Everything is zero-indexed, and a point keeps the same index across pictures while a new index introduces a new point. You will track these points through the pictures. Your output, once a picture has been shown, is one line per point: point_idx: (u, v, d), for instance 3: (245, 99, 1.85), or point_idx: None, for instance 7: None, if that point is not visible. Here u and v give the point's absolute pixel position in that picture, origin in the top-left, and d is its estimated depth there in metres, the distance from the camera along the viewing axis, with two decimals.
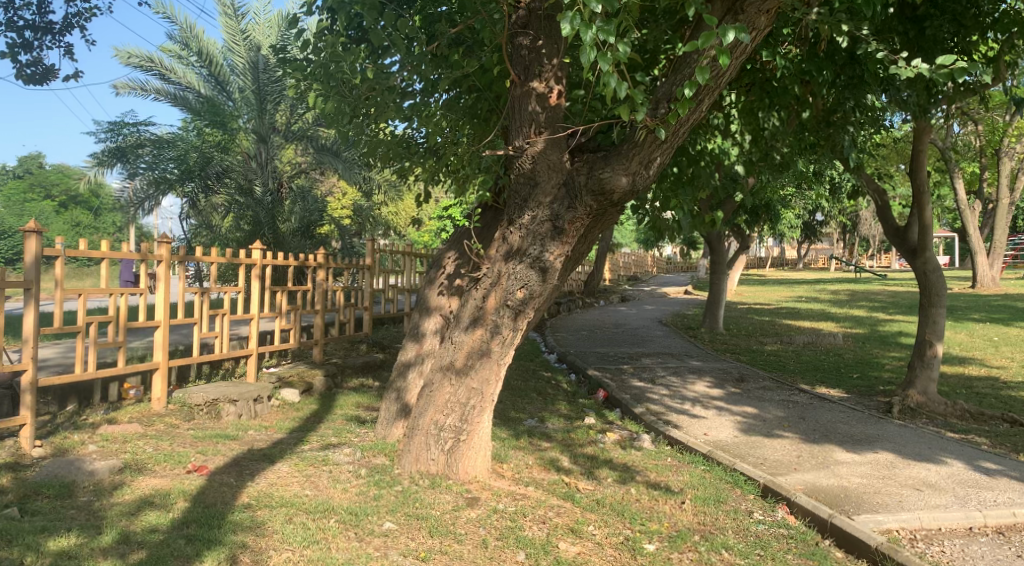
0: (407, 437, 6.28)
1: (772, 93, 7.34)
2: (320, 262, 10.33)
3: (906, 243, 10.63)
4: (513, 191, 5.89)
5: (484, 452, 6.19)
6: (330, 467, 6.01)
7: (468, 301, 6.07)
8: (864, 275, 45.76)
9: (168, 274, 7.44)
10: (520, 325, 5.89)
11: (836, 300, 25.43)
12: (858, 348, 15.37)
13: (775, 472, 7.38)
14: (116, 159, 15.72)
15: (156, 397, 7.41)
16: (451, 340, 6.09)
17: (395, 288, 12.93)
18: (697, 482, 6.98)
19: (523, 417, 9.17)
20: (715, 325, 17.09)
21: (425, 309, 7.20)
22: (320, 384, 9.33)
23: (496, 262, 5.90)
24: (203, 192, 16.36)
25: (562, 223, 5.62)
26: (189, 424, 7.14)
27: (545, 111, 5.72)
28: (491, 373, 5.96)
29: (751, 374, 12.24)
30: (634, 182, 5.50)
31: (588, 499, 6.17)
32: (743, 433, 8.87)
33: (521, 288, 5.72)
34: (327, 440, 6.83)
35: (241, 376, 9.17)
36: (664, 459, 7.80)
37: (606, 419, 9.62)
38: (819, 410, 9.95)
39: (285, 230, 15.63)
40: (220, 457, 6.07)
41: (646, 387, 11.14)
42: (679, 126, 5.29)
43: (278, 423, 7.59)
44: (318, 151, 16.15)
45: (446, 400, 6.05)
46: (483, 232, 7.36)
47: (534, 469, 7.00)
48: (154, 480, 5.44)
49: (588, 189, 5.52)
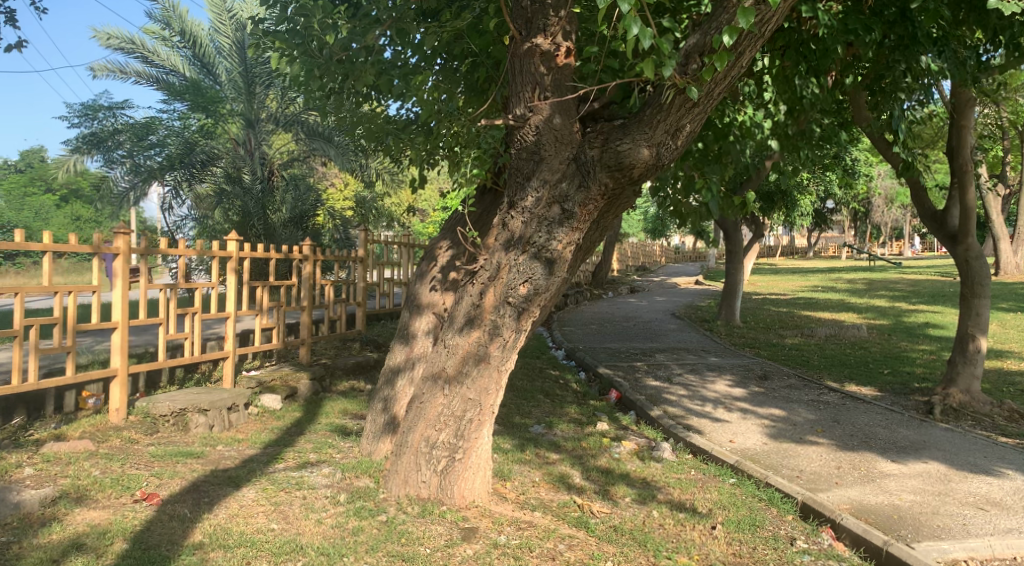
0: (394, 455, 5.44)
1: (812, 57, 6.43)
2: (307, 254, 9.49)
3: (945, 228, 9.60)
4: (514, 169, 5.05)
5: (484, 472, 5.35)
6: (304, 493, 5.16)
7: (462, 298, 5.21)
8: (878, 263, 44.78)
9: (126, 270, 6.54)
10: (524, 325, 5.05)
11: (853, 290, 24.44)
12: (884, 341, 14.46)
13: (815, 488, 6.51)
14: (94, 146, 15.35)
15: (114, 408, 6.57)
16: (443, 342, 5.24)
17: (390, 282, 12.07)
18: (727, 501, 6.12)
19: (529, 423, 8.31)
20: (731, 316, 16.22)
21: (416, 307, 6.34)
22: (305, 388, 8.49)
23: (495, 252, 5.05)
24: (188, 180, 15.26)
25: (572, 206, 4.77)
26: (151, 438, 6.32)
27: (551, 72, 4.84)
28: (492, 381, 5.13)
29: (775, 372, 11.36)
30: (659, 155, 4.65)
31: (605, 526, 5.34)
32: (773, 439, 7.99)
33: (524, 283, 4.89)
34: (306, 458, 5.98)
35: (217, 380, 8.33)
36: (686, 473, 6.96)
37: (620, 424, 8.76)
38: (854, 412, 9.07)
39: (275, 221, 14.82)
40: (176, 481, 5.22)
41: (662, 387, 10.27)
42: (714, 86, 4.45)
43: (253, 435, 6.74)
44: (312, 137, 15.29)
45: (438, 414, 5.23)
46: (480, 218, 6.48)
47: (542, 489, 6.14)
48: (93, 513, 4.61)
49: (603, 164, 4.67)
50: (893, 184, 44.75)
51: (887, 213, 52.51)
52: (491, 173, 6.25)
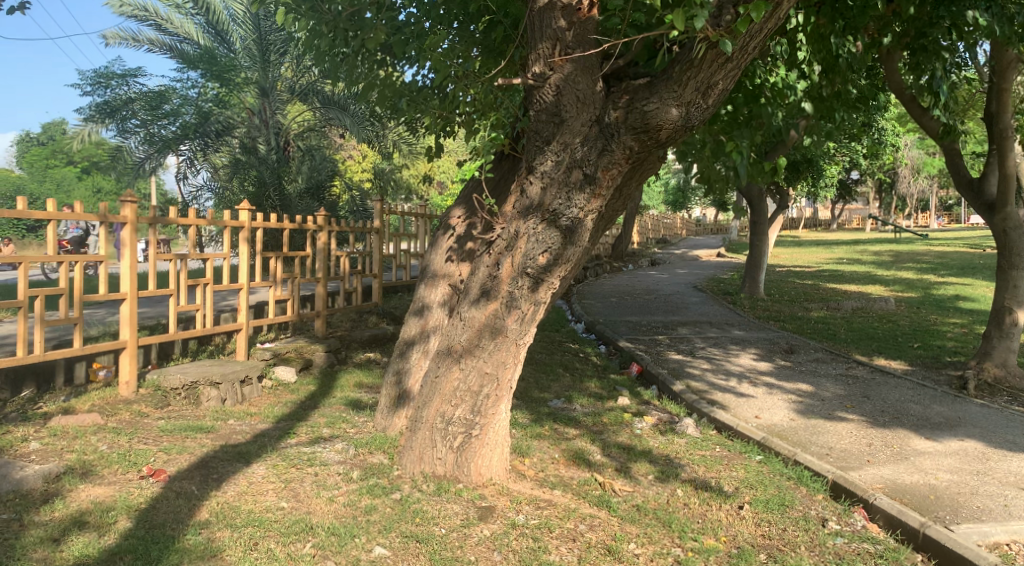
0: (409, 431, 5.25)
1: (849, 14, 6.20)
2: (321, 225, 9.28)
3: (982, 197, 9.29)
4: (534, 132, 4.81)
5: (502, 449, 5.16)
6: (316, 470, 4.98)
7: (478, 269, 5.02)
8: (904, 234, 43.93)
9: (134, 240, 6.36)
10: (542, 297, 4.82)
11: (880, 262, 23.92)
12: (912, 314, 14.07)
13: (845, 466, 6.26)
14: (107, 116, 15.15)
15: (123, 381, 6.42)
16: (459, 315, 5.04)
17: (407, 254, 11.88)
18: (754, 480, 5.89)
19: (548, 398, 8.10)
20: (754, 290, 15.88)
21: (430, 278, 6.12)
22: (320, 360, 8.34)
23: (512, 220, 4.83)
24: (202, 150, 15.33)
25: (593, 170, 4.50)
26: (162, 412, 6.18)
27: (573, 26, 4.55)
28: (509, 355, 4.92)
29: (801, 345, 11.06)
30: (688, 115, 4.34)
31: (628, 507, 5.13)
32: (800, 415, 7.74)
33: (543, 253, 4.65)
34: (318, 433, 5.81)
35: (231, 353, 8.21)
36: (711, 450, 6.74)
37: (642, 399, 8.52)
38: (884, 387, 8.77)
39: (291, 190, 14.64)
40: (184, 456, 5.07)
41: (684, 361, 10.03)
42: (749, 39, 4.15)
43: (266, 409, 6.58)
44: (327, 106, 14.96)
45: (454, 389, 5.03)
46: (496, 186, 6.19)
47: (561, 466, 5.94)
48: (97, 490, 4.46)
49: (628, 126, 4.38)
50: (920, 153, 43.76)
51: (914, 185, 51.42)
52: (508, 138, 5.95)
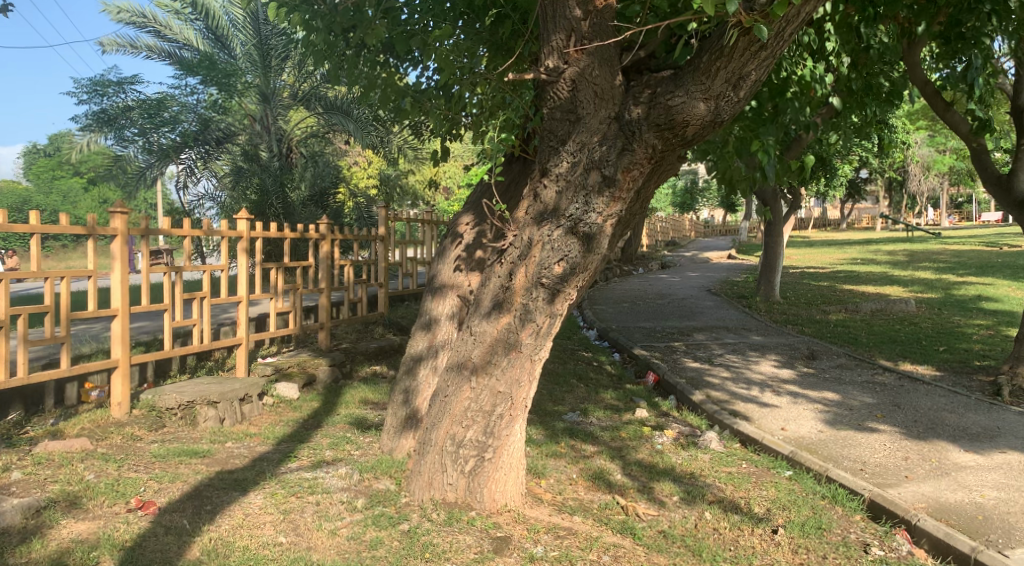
0: (417, 454, 4.90)
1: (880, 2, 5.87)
2: (324, 233, 8.93)
3: (1011, 195, 8.74)
4: (548, 131, 4.49)
5: (517, 473, 4.80)
6: (318, 498, 4.63)
7: (489, 279, 4.67)
8: (916, 233, 43.35)
9: (125, 252, 6.03)
10: (558, 309, 4.46)
11: (895, 262, 23.49)
12: (934, 315, 13.64)
13: (883, 483, 5.87)
14: (105, 125, 15.06)
15: (116, 402, 6.06)
16: (469, 329, 4.68)
17: (413, 261, 11.56)
18: (786, 500, 5.51)
19: (563, 411, 7.73)
20: (770, 292, 15.46)
21: (438, 289, 5.73)
22: (324, 374, 8.00)
23: (525, 227, 4.47)
24: (203, 159, 15.13)
25: (613, 171, 4.17)
26: (157, 434, 5.85)
27: (589, 15, 4.23)
28: (524, 372, 4.57)
29: (822, 351, 10.66)
30: (718, 110, 4.03)
31: (654, 534, 4.79)
32: (830, 426, 7.35)
33: (559, 262, 4.30)
34: (321, 456, 5.45)
35: (231, 368, 7.88)
36: (738, 466, 6.36)
37: (660, 410, 8.13)
38: (914, 394, 8.36)
39: (294, 199, 14.26)
40: (177, 485, 4.72)
41: (702, 369, 9.64)
42: (786, 25, 3.82)
43: (266, 429, 6.24)
44: (330, 111, 14.52)
45: (465, 409, 4.68)
46: (507, 190, 5.81)
47: (580, 488, 5.58)
48: (80, 526, 4.11)
49: (651, 122, 4.08)
50: (931, 152, 43.24)
51: (925, 182, 50.72)
52: (519, 139, 5.59)
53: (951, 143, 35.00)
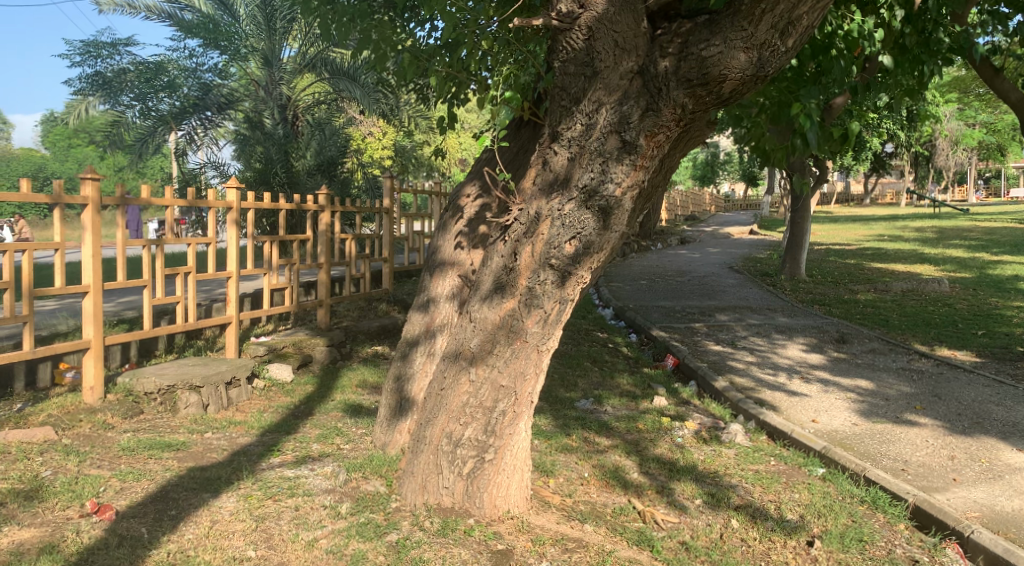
0: (410, 453, 4.38)
1: None
2: (323, 204, 8.36)
3: None
4: (560, 88, 3.91)
5: (521, 475, 4.28)
6: (298, 502, 4.13)
7: (491, 259, 4.12)
8: (942, 208, 42.23)
9: (96, 223, 5.54)
10: (569, 294, 3.90)
11: (924, 239, 22.62)
12: (970, 296, 12.92)
13: (928, 486, 5.29)
14: (105, 92, 15.21)
15: (88, 386, 5.55)
16: (469, 315, 4.14)
17: (420, 235, 11.01)
18: (821, 505, 4.95)
19: (575, 398, 7.19)
20: (795, 270, 14.87)
21: (437, 267, 5.16)
22: (322, 355, 7.50)
23: (533, 199, 3.91)
24: (206, 128, 14.51)
25: (634, 135, 3.60)
26: (132, 423, 5.36)
27: None
28: (530, 365, 4.02)
29: (853, 334, 10.02)
30: (760, 61, 3.43)
31: (674, 546, 4.31)
32: (865, 418, 6.76)
33: (571, 240, 3.76)
34: (307, 451, 4.95)
35: (221, 348, 7.41)
36: (765, 463, 5.80)
37: (680, 398, 7.57)
38: (955, 383, 7.73)
39: (299, 168, 13.89)
40: (142, 484, 4.24)
41: (725, 352, 9.07)
42: None
43: (252, 417, 5.74)
44: (336, 76, 13.97)
45: (462, 405, 4.14)
46: (515, 157, 5.19)
47: (593, 489, 5.03)
48: (25, 533, 3.64)
49: (681, 77, 3.49)
50: (959, 126, 41.94)
51: (953, 157, 49.26)
52: (528, 101, 4.98)
53: (982, 118, 33.82)
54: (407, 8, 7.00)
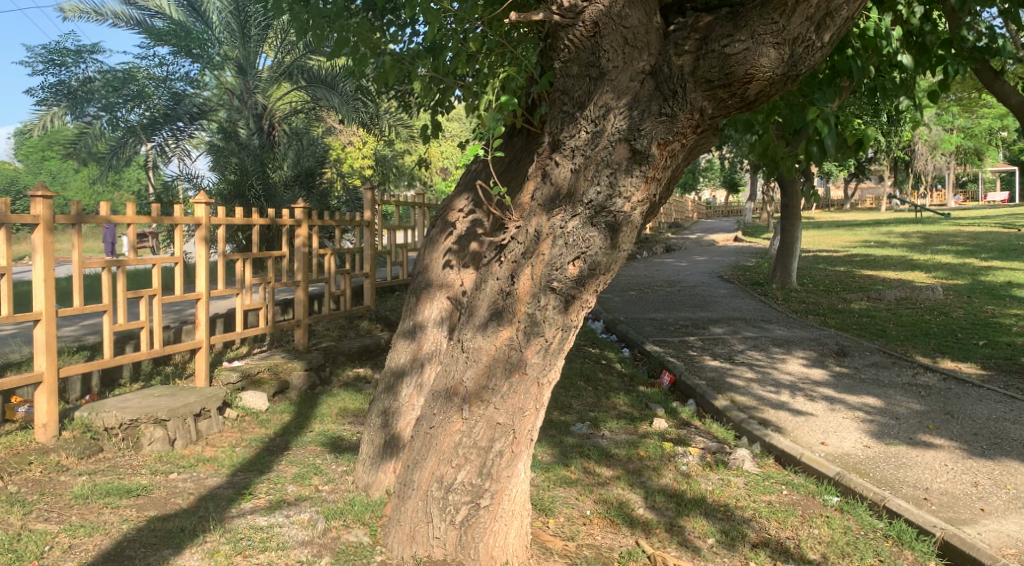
0: (397, 498, 3.93)
1: None
2: (299, 218, 7.89)
3: None
4: (561, 91, 3.53)
5: (520, 522, 3.83)
6: (271, 558, 3.69)
7: (485, 282, 3.69)
8: (924, 213, 42.22)
9: (48, 243, 5.06)
10: (573, 320, 3.49)
11: (911, 245, 22.43)
12: (965, 304, 12.64)
13: (955, 518, 4.91)
14: (71, 103, 14.79)
15: (40, 424, 5.03)
16: (461, 345, 3.71)
17: (403, 248, 10.57)
18: (844, 543, 4.57)
19: (571, 422, 6.77)
20: (786, 279, 14.52)
21: (424, 289, 4.73)
22: (299, 380, 7.02)
23: (531, 216, 3.50)
24: (177, 139, 14.05)
25: (647, 143, 3.20)
26: (90, 463, 4.88)
27: None
28: (529, 400, 3.59)
29: (853, 346, 9.68)
30: (793, 58, 3.07)
31: None
32: (878, 439, 6.39)
33: (574, 261, 3.34)
34: (282, 494, 4.49)
35: (191, 375, 6.92)
36: (778, 493, 5.41)
37: (680, 419, 7.17)
38: (966, 400, 7.38)
39: (276, 179, 13.31)
40: (94, 540, 3.77)
41: (723, 368, 8.69)
42: None
43: (223, 453, 5.26)
44: (313, 84, 13.46)
45: (454, 445, 3.70)
46: (507, 168, 4.83)
47: (597, 529, 4.61)
48: None
49: (699, 77, 3.12)
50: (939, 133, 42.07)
51: (932, 161, 49.40)
52: (522, 107, 4.61)
53: (963, 124, 33.90)
54: (388, 10, 6.57)
